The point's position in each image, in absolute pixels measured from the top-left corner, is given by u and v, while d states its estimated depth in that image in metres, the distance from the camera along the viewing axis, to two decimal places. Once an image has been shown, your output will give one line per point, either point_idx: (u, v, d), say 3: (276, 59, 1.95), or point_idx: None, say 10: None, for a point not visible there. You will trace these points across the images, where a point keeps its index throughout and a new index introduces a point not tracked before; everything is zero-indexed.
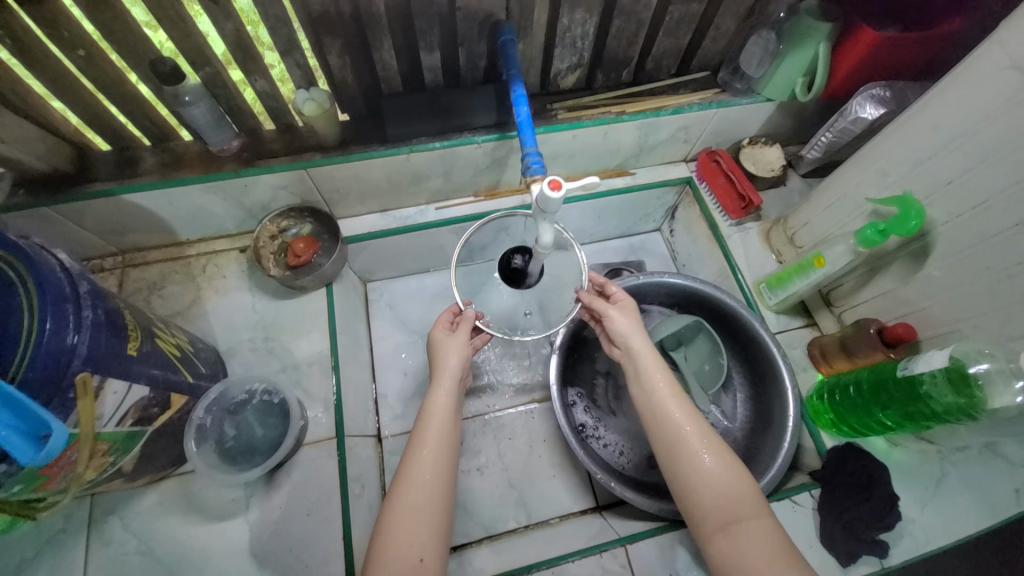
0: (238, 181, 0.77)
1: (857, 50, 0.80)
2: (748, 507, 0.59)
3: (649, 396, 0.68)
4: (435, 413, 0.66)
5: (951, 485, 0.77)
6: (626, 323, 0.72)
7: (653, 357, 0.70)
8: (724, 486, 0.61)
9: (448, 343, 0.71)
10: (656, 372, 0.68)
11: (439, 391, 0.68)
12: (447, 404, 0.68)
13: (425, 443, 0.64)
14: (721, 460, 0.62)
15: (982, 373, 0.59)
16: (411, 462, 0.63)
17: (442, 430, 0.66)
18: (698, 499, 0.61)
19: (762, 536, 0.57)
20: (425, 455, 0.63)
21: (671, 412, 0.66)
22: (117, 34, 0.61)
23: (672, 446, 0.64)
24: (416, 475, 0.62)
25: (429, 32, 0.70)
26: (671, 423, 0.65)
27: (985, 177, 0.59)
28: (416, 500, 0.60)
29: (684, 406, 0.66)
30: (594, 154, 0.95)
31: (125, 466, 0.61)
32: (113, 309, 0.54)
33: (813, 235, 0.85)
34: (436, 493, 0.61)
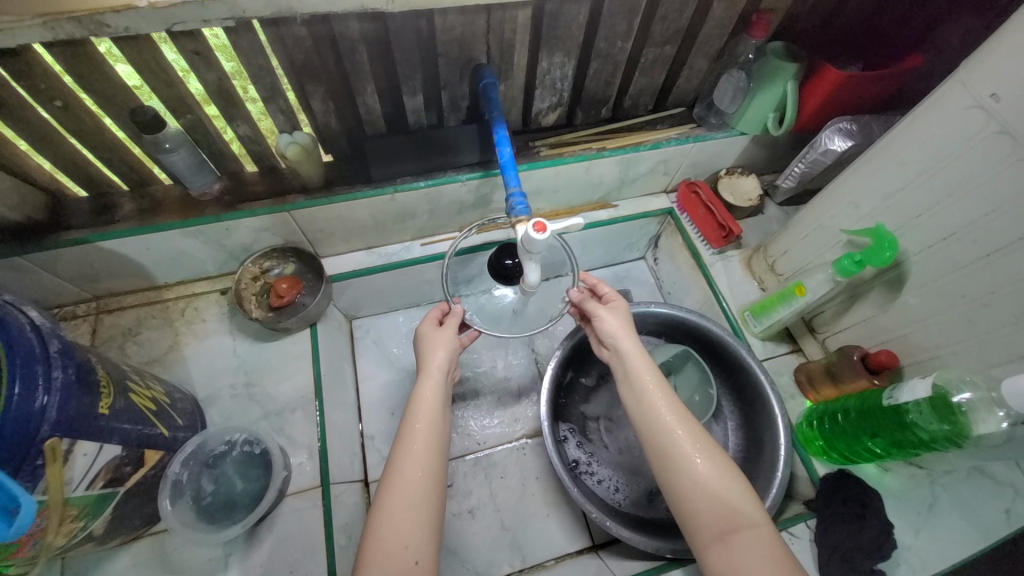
0: (219, 225, 0.76)
1: (823, 88, 0.83)
2: (744, 516, 0.58)
3: (640, 397, 0.67)
4: (422, 403, 0.64)
5: (944, 509, 0.77)
6: (616, 324, 0.72)
7: (643, 358, 0.69)
8: (720, 494, 0.59)
9: (435, 343, 0.68)
10: (646, 372, 0.67)
11: (426, 382, 0.65)
12: (436, 398, 0.65)
13: (415, 437, 0.61)
14: (717, 466, 0.61)
15: (965, 402, 0.60)
16: (402, 453, 0.60)
17: (430, 421, 0.63)
18: (694, 509, 0.60)
19: (761, 548, 0.56)
20: (415, 445, 0.61)
21: (663, 413, 0.64)
22: (97, 85, 0.61)
23: (665, 452, 0.63)
24: (408, 470, 0.59)
25: (411, 76, 0.71)
26: (664, 427, 0.64)
27: (951, 211, 0.61)
28: (408, 497, 0.57)
29: (676, 410, 0.65)
30: (577, 188, 0.96)
31: (96, 530, 0.57)
32: (85, 366, 0.52)
33: (793, 263, 0.87)
34: (427, 489, 0.59)
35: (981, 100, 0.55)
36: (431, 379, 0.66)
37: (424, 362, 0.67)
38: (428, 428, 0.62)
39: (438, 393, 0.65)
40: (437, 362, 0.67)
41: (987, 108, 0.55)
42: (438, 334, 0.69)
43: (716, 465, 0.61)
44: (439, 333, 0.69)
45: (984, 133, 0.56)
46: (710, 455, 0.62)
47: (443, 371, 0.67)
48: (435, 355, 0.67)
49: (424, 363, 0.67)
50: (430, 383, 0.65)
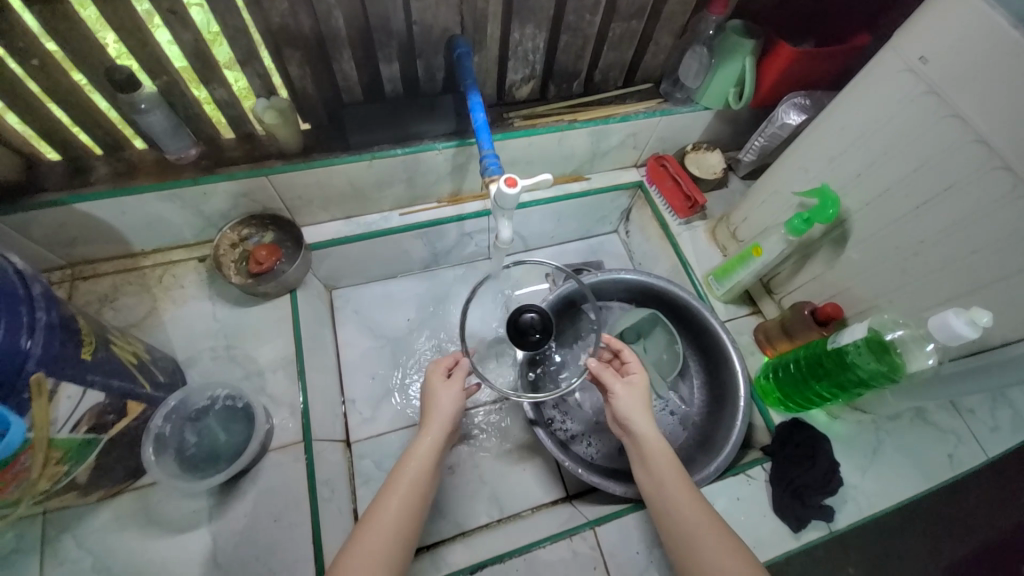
0: (197, 189, 0.77)
1: (779, 64, 0.88)
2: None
3: (654, 475, 0.68)
4: (414, 459, 0.65)
5: (886, 451, 0.84)
6: (630, 400, 0.73)
7: (656, 439, 0.70)
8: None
9: (438, 396, 0.71)
10: (658, 454, 0.69)
11: (425, 438, 0.67)
12: (428, 465, 0.66)
13: (399, 484, 0.63)
14: (730, 547, 0.60)
15: (898, 339, 0.67)
16: (383, 497, 0.62)
17: (417, 474, 0.65)
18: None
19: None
20: (397, 494, 0.62)
21: (671, 490, 0.66)
22: (72, 43, 0.61)
23: (678, 528, 0.63)
24: (385, 514, 0.60)
25: (387, 43, 0.74)
26: (671, 504, 0.65)
27: (885, 168, 0.67)
28: (377, 547, 0.57)
29: (688, 487, 0.66)
30: (551, 160, 1.00)
31: (79, 478, 0.59)
32: (66, 314, 0.53)
33: (752, 228, 0.93)
34: (395, 539, 0.59)
35: (911, 63, 0.61)
36: (429, 436, 0.68)
37: (428, 418, 0.70)
38: (410, 498, 0.62)
39: (434, 459, 0.67)
40: (441, 417, 0.69)
41: (916, 71, 0.60)
42: (444, 388, 0.72)
43: (729, 544, 0.60)
44: (446, 387, 0.72)
45: (914, 94, 0.62)
46: (718, 530, 0.62)
47: (444, 427, 0.69)
48: (439, 410, 0.69)
49: (428, 419, 0.69)
50: (428, 439, 0.67)
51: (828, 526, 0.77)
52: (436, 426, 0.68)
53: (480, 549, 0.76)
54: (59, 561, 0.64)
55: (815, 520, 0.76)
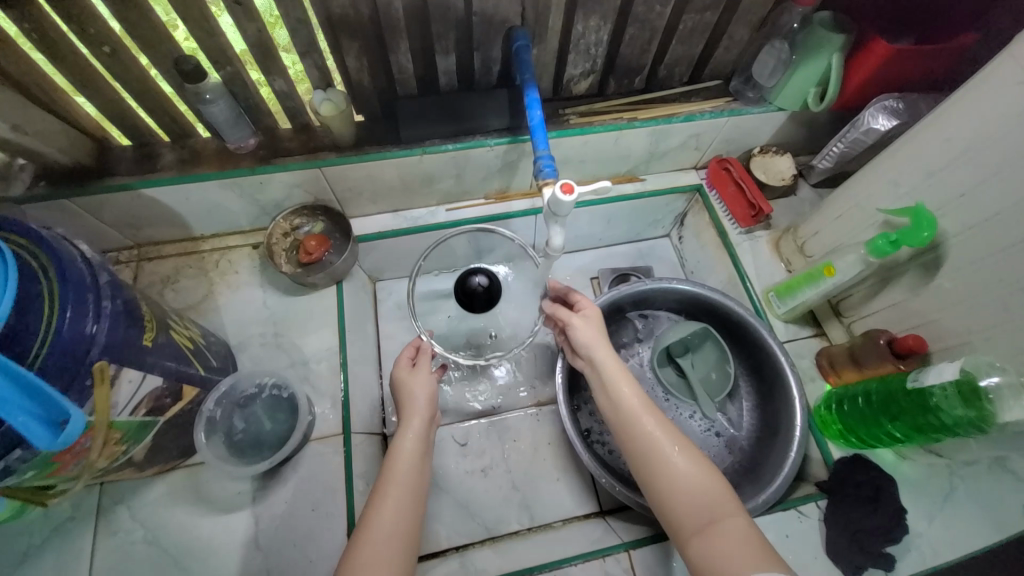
0: (254, 178, 0.78)
1: (870, 61, 0.79)
2: (722, 504, 0.58)
3: (616, 401, 0.67)
4: (400, 458, 0.65)
5: (959, 499, 0.75)
6: (588, 331, 0.72)
7: (614, 361, 0.69)
8: (698, 486, 0.60)
9: (412, 385, 0.72)
10: (620, 380, 0.67)
11: (407, 433, 0.68)
12: (416, 460, 0.66)
13: (392, 487, 0.62)
14: (692, 459, 0.62)
15: (993, 387, 0.59)
16: (377, 502, 0.61)
17: (408, 476, 0.64)
18: (669, 503, 0.60)
19: (739, 531, 0.56)
20: (388, 502, 0.61)
21: (639, 421, 0.64)
22: (143, 34, 0.63)
23: (643, 450, 0.63)
24: (381, 520, 0.59)
25: (445, 36, 0.71)
26: (641, 433, 0.64)
27: (997, 190, 0.59)
28: (380, 555, 0.57)
29: (647, 407, 0.66)
30: (605, 159, 0.95)
31: (136, 456, 0.62)
32: (131, 300, 0.55)
33: (824, 244, 0.85)
34: (395, 548, 0.58)
35: None
36: (411, 430, 0.68)
37: (405, 408, 0.70)
38: (405, 494, 0.62)
39: (420, 451, 0.67)
40: (422, 406, 0.70)
41: None
42: (413, 377, 0.73)
43: (691, 456, 0.62)
44: (416, 375, 0.73)
45: None
46: (681, 444, 0.63)
47: (425, 414, 0.70)
48: (415, 399, 0.70)
49: (407, 408, 0.70)
50: (410, 432, 0.68)
51: None
52: (419, 416, 0.69)
53: (510, 557, 0.76)
54: (113, 530, 0.69)
55: (872, 567, 0.70)
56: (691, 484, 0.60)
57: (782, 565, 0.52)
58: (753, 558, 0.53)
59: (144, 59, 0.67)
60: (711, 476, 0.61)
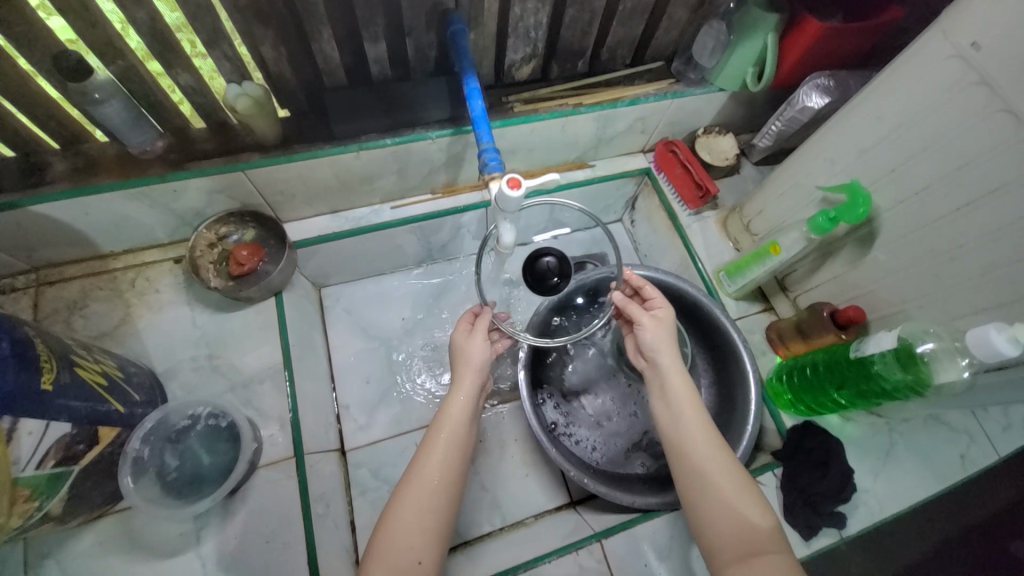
0: (167, 187, 0.70)
1: (803, 41, 0.81)
2: (768, 536, 0.57)
3: (675, 412, 0.66)
4: (451, 413, 0.63)
5: (899, 454, 0.81)
6: (657, 335, 0.70)
7: (679, 372, 0.68)
8: (743, 511, 0.59)
9: (469, 351, 0.66)
10: (681, 393, 0.67)
11: (458, 393, 0.65)
12: (465, 428, 0.64)
13: (438, 447, 0.61)
14: (745, 485, 0.61)
15: (928, 352, 0.63)
16: (424, 458, 0.60)
17: (454, 438, 0.62)
18: (714, 523, 0.59)
19: (784, 565, 0.54)
20: (438, 449, 0.61)
21: (695, 438, 0.64)
22: (6, 24, 0.53)
23: (694, 465, 0.62)
24: (425, 474, 0.59)
25: (373, 20, 0.65)
26: (694, 446, 0.63)
27: (925, 165, 0.62)
28: (423, 499, 0.58)
29: (708, 428, 0.65)
30: (554, 147, 0.93)
31: (53, 510, 0.55)
32: (21, 340, 0.48)
33: (768, 222, 0.87)
34: (437, 502, 0.58)
35: (961, 49, 0.54)
36: (463, 389, 0.65)
37: (458, 371, 0.66)
38: (452, 458, 0.61)
39: (470, 415, 0.64)
40: (474, 371, 0.66)
41: (967, 58, 0.54)
42: (471, 340, 0.67)
43: (744, 482, 0.61)
44: (473, 340, 0.67)
45: (964, 84, 0.55)
46: (734, 468, 0.62)
47: (478, 378, 0.66)
48: (470, 367, 0.66)
49: (458, 373, 0.66)
50: (462, 397, 0.65)
51: (839, 533, 0.75)
52: (471, 382, 0.65)
53: (484, 562, 0.74)
54: None
55: (826, 527, 0.74)
56: (741, 508, 0.59)
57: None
58: None
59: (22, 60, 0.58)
60: (762, 507, 0.60)
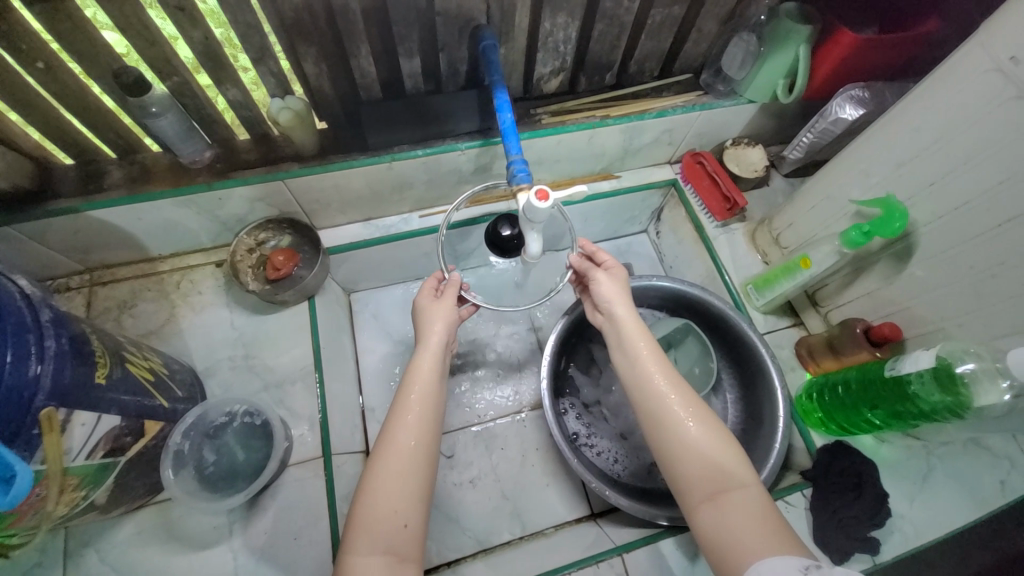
0: (212, 194, 0.74)
1: (837, 52, 0.80)
2: (737, 477, 0.57)
3: (635, 363, 0.65)
4: (420, 371, 0.64)
5: (937, 479, 0.77)
6: (612, 289, 0.71)
7: (636, 321, 0.68)
8: (712, 454, 0.58)
9: (432, 315, 0.67)
10: (640, 340, 0.67)
11: (423, 352, 0.65)
12: (432, 384, 0.63)
13: (411, 414, 0.60)
14: (713, 428, 0.60)
15: (969, 373, 0.60)
16: (397, 425, 0.60)
17: (425, 399, 0.62)
18: (682, 470, 0.59)
19: (753, 505, 0.55)
20: (411, 407, 0.61)
21: (656, 384, 0.63)
22: (77, 44, 0.58)
23: (656, 416, 0.62)
24: (401, 437, 0.59)
25: (408, 37, 0.68)
26: (656, 392, 0.63)
27: (965, 179, 0.60)
28: (399, 458, 0.57)
29: (669, 374, 0.64)
30: (580, 158, 0.94)
31: (98, 499, 0.58)
32: (79, 336, 0.51)
33: (799, 235, 0.86)
34: (417, 469, 0.58)
35: (999, 63, 0.53)
36: (427, 348, 0.65)
37: (421, 335, 0.67)
38: (423, 415, 0.61)
39: (437, 372, 0.64)
40: (437, 333, 0.66)
41: (1006, 72, 0.53)
42: (435, 305, 0.68)
43: (711, 425, 0.60)
44: (437, 305, 0.68)
45: (1003, 98, 0.54)
46: (700, 415, 0.61)
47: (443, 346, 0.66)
48: (432, 329, 0.66)
49: (422, 334, 0.67)
50: (427, 353, 0.65)
51: (873, 559, 0.71)
52: (432, 344, 0.66)
53: (503, 569, 0.74)
54: None
55: (859, 552, 0.71)
56: (709, 452, 0.59)
57: (796, 544, 0.51)
58: (763, 531, 0.52)
59: (74, 64, 0.61)
60: (733, 450, 0.59)
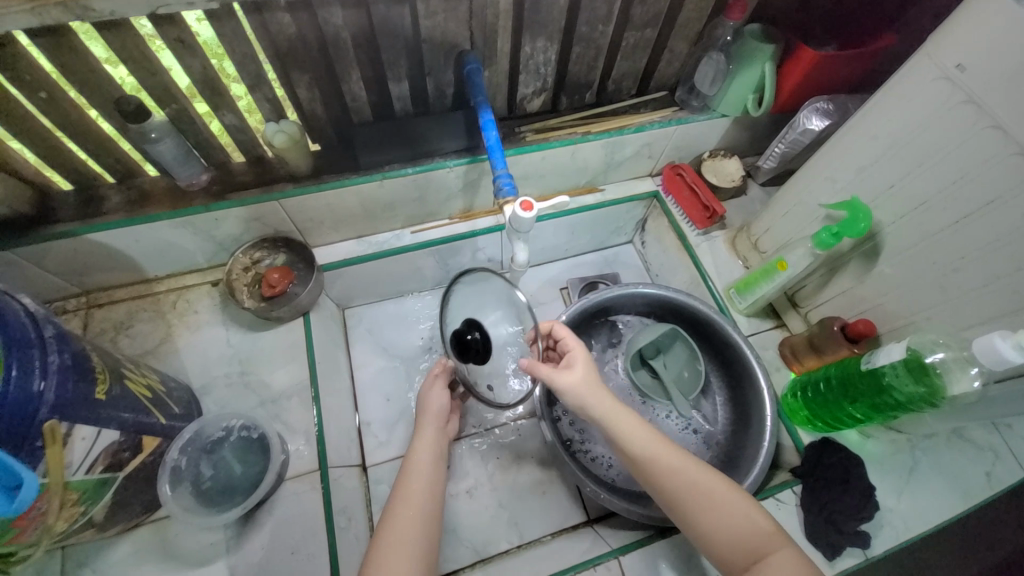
0: (208, 216, 0.77)
1: (799, 68, 0.85)
2: (770, 540, 0.57)
3: (638, 458, 0.64)
4: (420, 450, 0.71)
5: (923, 472, 0.79)
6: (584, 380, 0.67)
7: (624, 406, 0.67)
8: (741, 522, 0.59)
9: (428, 398, 0.78)
10: (633, 428, 0.65)
11: (424, 434, 0.74)
12: (433, 456, 0.71)
13: (411, 493, 0.65)
14: (735, 499, 0.61)
15: (938, 362, 0.64)
16: (399, 501, 0.64)
17: (424, 483, 0.67)
18: (716, 547, 0.59)
19: (792, 563, 0.55)
20: (413, 479, 0.67)
21: (667, 469, 0.63)
22: (80, 75, 0.61)
23: (678, 501, 0.61)
24: (405, 496, 0.65)
25: (396, 62, 0.72)
26: (671, 476, 0.62)
27: (922, 181, 0.64)
28: (405, 516, 0.62)
29: (677, 455, 0.64)
30: (564, 172, 0.98)
31: (96, 516, 0.59)
32: (80, 353, 0.53)
33: (776, 240, 0.90)
34: (417, 534, 0.61)
35: (947, 71, 0.58)
36: (428, 432, 0.74)
37: (423, 418, 0.76)
38: (424, 484, 0.67)
39: (434, 450, 0.72)
40: (434, 415, 0.76)
41: (953, 79, 0.57)
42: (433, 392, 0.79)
43: (734, 496, 0.61)
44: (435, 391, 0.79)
45: (951, 102, 0.58)
46: (716, 483, 0.62)
47: (439, 421, 0.76)
48: (432, 412, 0.76)
49: (424, 417, 0.76)
50: (427, 434, 0.73)
51: (864, 553, 0.73)
52: (432, 422, 0.75)
53: None
54: None
55: (850, 547, 0.72)
56: (732, 521, 0.59)
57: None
58: None
59: (74, 92, 0.63)
60: (755, 510, 0.60)
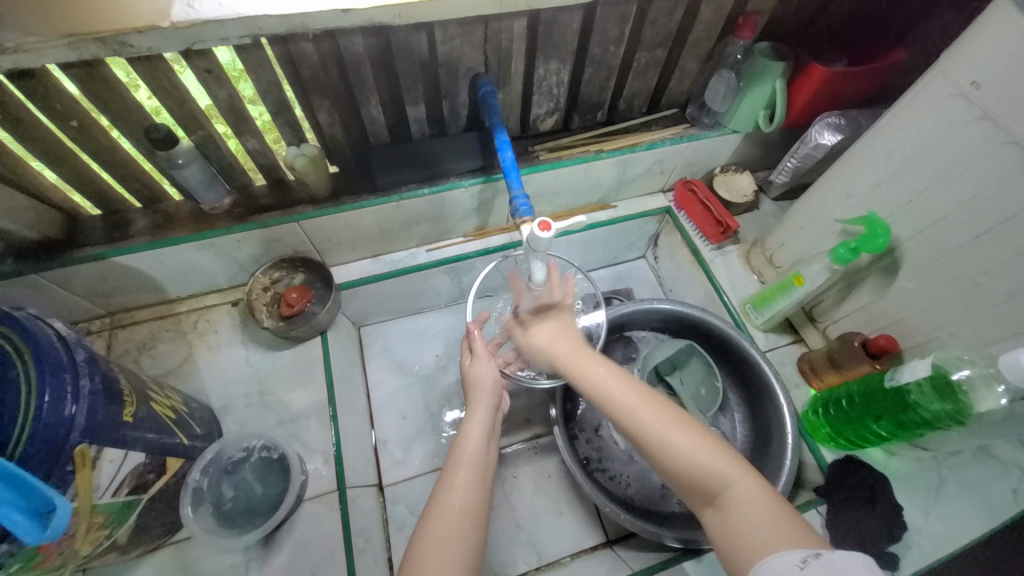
0: (230, 238, 0.78)
1: (809, 85, 0.86)
2: (725, 474, 0.53)
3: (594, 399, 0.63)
4: (468, 440, 0.65)
5: (950, 490, 0.77)
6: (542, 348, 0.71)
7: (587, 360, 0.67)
8: (701, 456, 0.55)
9: (478, 372, 0.73)
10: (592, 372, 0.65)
11: (473, 418, 0.68)
12: (482, 447, 0.65)
13: (454, 495, 0.59)
14: (694, 433, 0.57)
15: (964, 379, 0.62)
16: (438, 508, 0.58)
17: (470, 480, 0.61)
18: (674, 473, 0.56)
19: (750, 500, 0.51)
20: (458, 478, 0.61)
21: (620, 406, 0.60)
22: (113, 106, 0.63)
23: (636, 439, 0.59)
24: (450, 498, 0.59)
25: (414, 87, 0.74)
26: (626, 414, 0.60)
27: (940, 197, 0.64)
28: (447, 525, 0.56)
29: (633, 392, 0.61)
30: (577, 190, 0.99)
31: (120, 538, 0.59)
32: (110, 375, 0.54)
33: (791, 255, 0.90)
34: (468, 524, 0.57)
35: (961, 88, 0.58)
36: (478, 414, 0.69)
37: (473, 396, 0.71)
38: (472, 478, 0.61)
39: (484, 437, 0.66)
40: (488, 394, 0.71)
41: (968, 96, 0.58)
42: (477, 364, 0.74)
43: (693, 431, 0.57)
44: (480, 362, 0.74)
45: (967, 119, 0.59)
46: (671, 417, 0.58)
47: (491, 401, 0.71)
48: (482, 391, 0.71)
49: (474, 399, 0.71)
50: (477, 419, 0.68)
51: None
52: (485, 402, 0.70)
53: None
54: None
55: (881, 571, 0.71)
56: (689, 453, 0.55)
57: (796, 532, 0.47)
58: (775, 527, 0.48)
59: (104, 120, 0.65)
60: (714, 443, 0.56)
